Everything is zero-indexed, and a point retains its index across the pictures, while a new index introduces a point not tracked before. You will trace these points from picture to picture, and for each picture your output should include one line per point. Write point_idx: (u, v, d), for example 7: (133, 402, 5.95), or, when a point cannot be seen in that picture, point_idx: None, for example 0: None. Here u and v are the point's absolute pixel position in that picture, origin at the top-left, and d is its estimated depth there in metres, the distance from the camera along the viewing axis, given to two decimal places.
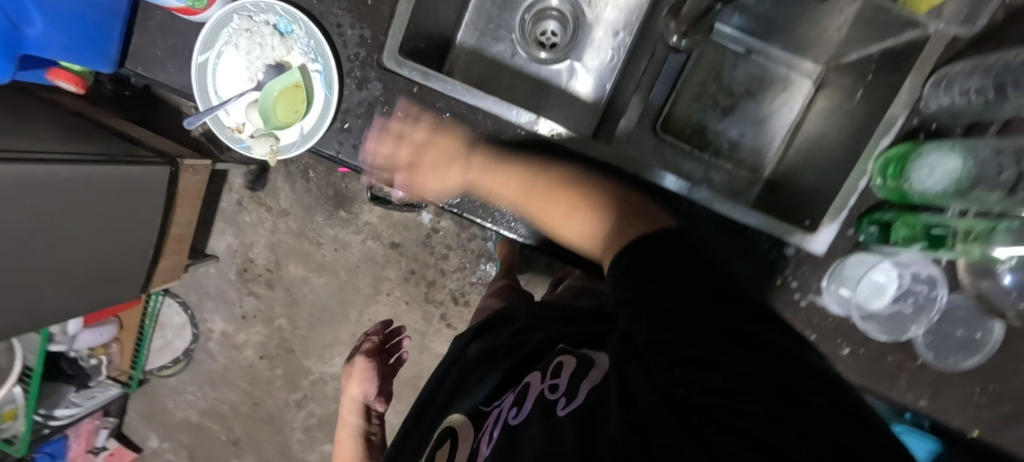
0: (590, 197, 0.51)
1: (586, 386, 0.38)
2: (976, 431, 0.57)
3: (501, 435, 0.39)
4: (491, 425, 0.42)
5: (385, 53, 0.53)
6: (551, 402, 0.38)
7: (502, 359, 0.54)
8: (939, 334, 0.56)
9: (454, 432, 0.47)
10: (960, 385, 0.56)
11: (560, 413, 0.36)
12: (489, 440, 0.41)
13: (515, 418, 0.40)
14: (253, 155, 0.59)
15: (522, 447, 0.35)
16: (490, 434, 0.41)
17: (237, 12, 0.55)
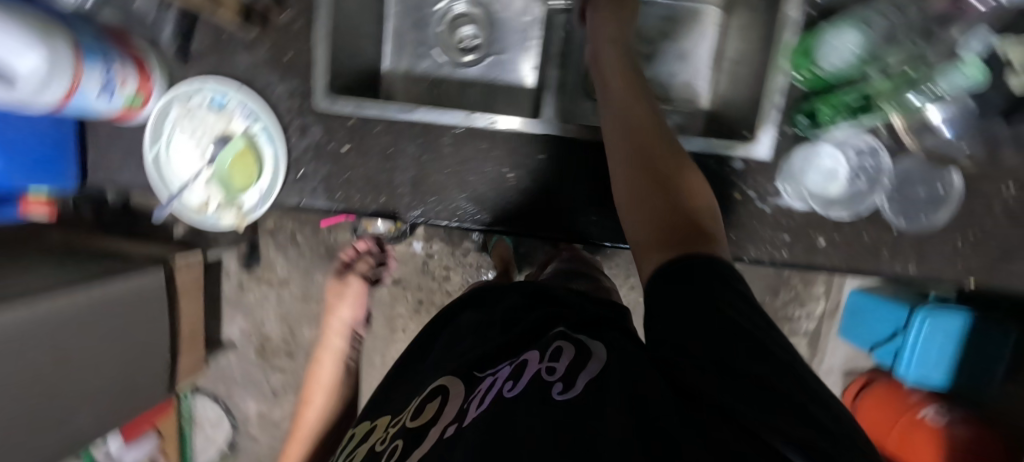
0: (677, 193, 0.41)
1: (584, 377, 0.39)
2: (971, 278, 0.59)
3: (491, 400, 0.42)
4: (485, 388, 0.46)
5: (317, 97, 0.59)
6: (549, 384, 0.40)
7: (495, 337, 0.57)
8: (908, 198, 0.57)
9: (446, 390, 0.51)
10: (939, 241, 0.58)
11: (556, 397, 0.38)
12: (482, 402, 0.44)
13: (510, 390, 0.42)
14: (223, 226, 0.61)
15: (517, 405, 0.39)
16: (485, 396, 0.44)
17: (174, 101, 0.59)
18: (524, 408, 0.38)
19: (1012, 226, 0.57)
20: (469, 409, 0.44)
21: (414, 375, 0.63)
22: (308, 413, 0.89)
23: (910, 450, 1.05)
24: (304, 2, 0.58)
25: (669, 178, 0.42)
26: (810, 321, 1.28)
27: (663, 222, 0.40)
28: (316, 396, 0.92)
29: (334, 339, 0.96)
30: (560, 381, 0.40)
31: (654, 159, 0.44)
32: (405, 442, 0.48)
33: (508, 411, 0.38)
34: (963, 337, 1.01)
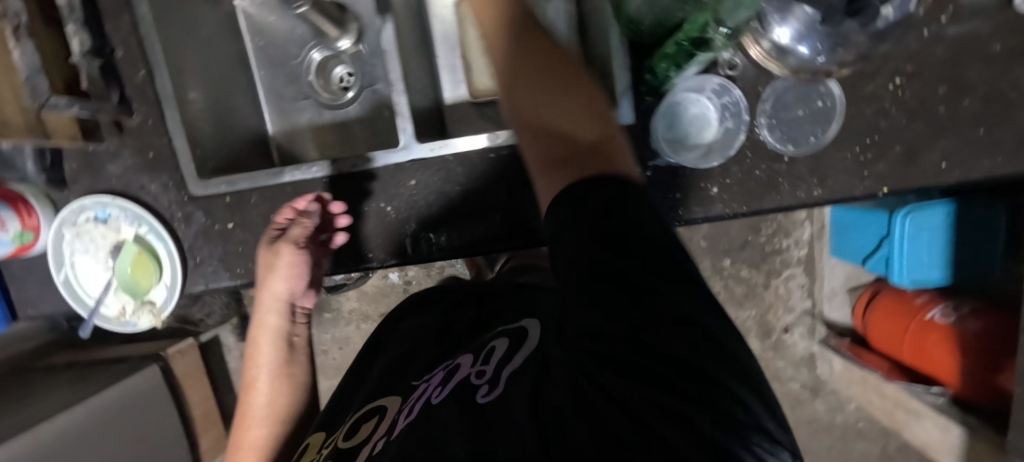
0: (572, 109, 0.37)
1: (508, 372, 0.39)
2: (884, 186, 0.55)
3: (420, 408, 0.42)
4: (415, 396, 0.46)
5: (192, 185, 0.60)
6: (476, 386, 0.41)
7: (432, 350, 0.57)
8: (790, 122, 0.54)
9: (385, 409, 0.49)
10: (836, 156, 0.55)
11: (478, 400, 0.37)
12: (413, 409, 0.43)
13: (436, 397, 0.42)
14: (144, 326, 0.64)
15: (443, 411, 0.39)
16: (416, 403, 0.44)
17: (63, 226, 0.61)
18: (448, 411, 0.38)
19: (908, 122, 0.54)
20: (403, 415, 0.43)
21: (349, 393, 0.60)
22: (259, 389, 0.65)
23: (928, 360, 0.92)
24: (150, 100, 0.60)
25: (564, 98, 0.38)
26: (802, 247, 1.17)
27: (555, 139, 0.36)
28: (264, 377, 0.64)
29: (282, 281, 0.58)
30: (487, 383, 0.40)
31: (541, 83, 0.39)
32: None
33: (431, 419, 0.38)
34: (950, 227, 0.88)
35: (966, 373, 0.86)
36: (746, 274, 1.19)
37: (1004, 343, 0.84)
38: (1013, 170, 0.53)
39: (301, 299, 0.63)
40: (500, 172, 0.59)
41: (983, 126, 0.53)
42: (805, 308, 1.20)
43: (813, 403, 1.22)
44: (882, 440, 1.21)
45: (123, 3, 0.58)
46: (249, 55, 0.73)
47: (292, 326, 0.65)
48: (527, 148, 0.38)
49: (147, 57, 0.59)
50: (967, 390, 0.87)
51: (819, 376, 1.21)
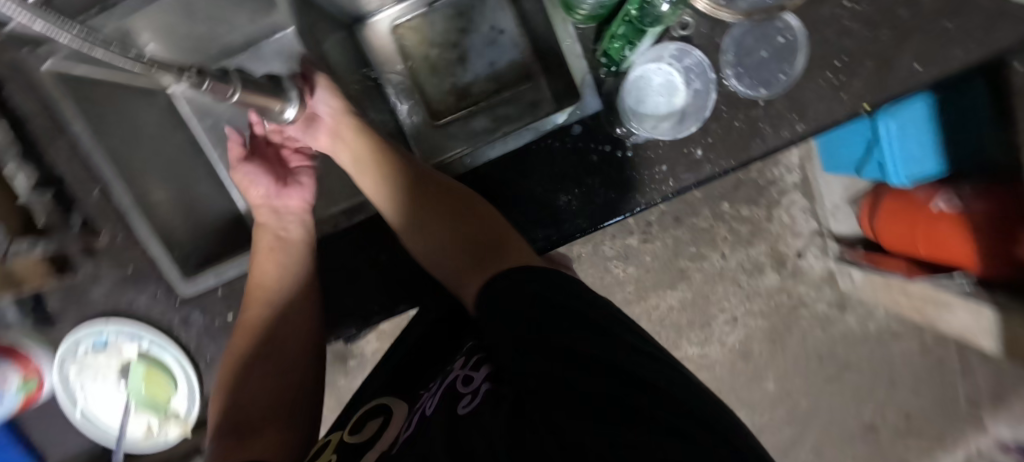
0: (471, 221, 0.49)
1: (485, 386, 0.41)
2: (865, 104, 0.54)
3: (418, 421, 0.42)
4: (418, 406, 0.45)
5: (177, 285, 0.57)
6: (460, 400, 0.41)
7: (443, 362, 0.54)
8: (756, 66, 0.54)
9: (388, 409, 0.49)
10: (810, 86, 0.54)
11: (461, 412, 0.39)
12: (412, 420, 0.43)
13: (427, 408, 0.43)
14: (175, 437, 0.62)
15: (432, 422, 0.40)
16: (416, 412, 0.44)
17: (64, 363, 0.59)
18: (432, 425, 0.39)
19: (871, 35, 0.53)
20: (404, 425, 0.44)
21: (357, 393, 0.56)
22: (260, 289, 0.57)
23: (943, 249, 0.92)
24: (112, 214, 0.57)
25: (461, 213, 0.50)
26: (793, 172, 1.16)
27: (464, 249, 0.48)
28: (266, 276, 0.58)
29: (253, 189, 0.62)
30: (470, 393, 0.42)
31: (435, 207, 0.51)
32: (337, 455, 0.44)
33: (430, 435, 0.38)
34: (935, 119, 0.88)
35: (981, 253, 0.86)
36: (747, 213, 1.17)
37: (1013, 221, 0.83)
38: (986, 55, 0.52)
39: (285, 195, 0.62)
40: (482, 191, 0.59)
41: (948, 18, 0.52)
42: (812, 229, 1.19)
43: (843, 319, 1.22)
44: (918, 335, 1.22)
45: (56, 125, 0.55)
46: (200, 137, 0.71)
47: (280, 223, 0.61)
48: (439, 262, 0.49)
49: (95, 173, 0.56)
50: (988, 271, 0.87)
51: (842, 290, 1.20)
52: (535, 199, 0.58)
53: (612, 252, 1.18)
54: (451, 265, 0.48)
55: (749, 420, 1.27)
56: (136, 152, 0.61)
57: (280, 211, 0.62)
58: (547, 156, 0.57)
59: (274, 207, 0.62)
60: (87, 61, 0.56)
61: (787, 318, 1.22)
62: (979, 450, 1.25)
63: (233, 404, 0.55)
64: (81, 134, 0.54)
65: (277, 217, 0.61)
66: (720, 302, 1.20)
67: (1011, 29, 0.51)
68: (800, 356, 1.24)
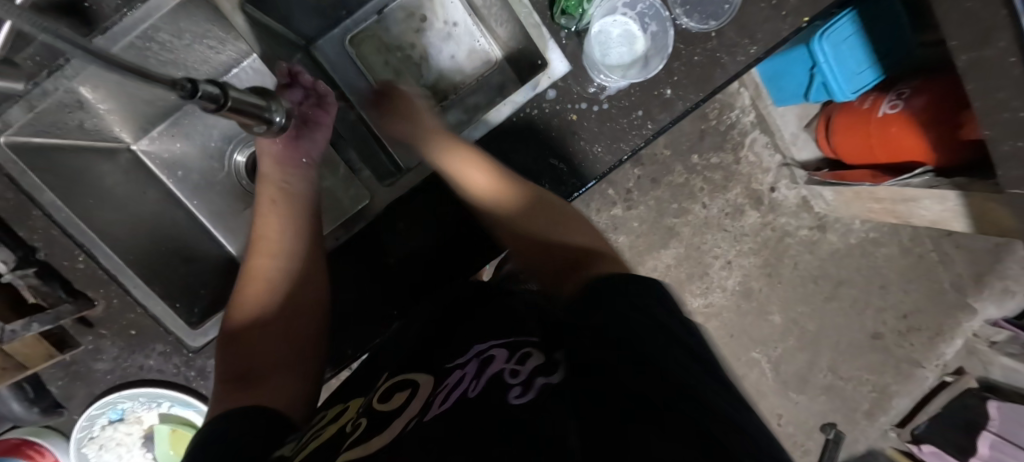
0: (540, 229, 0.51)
1: (543, 380, 0.35)
2: (804, 16, 0.57)
3: (456, 399, 0.36)
4: (450, 385, 0.38)
5: (187, 338, 0.55)
6: (508, 387, 0.35)
7: (458, 329, 0.49)
8: (699, 2, 0.58)
9: (415, 383, 0.42)
10: (753, 10, 0.57)
11: (513, 401, 0.33)
12: (447, 399, 0.36)
13: (470, 392, 0.36)
14: None
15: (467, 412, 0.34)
16: (448, 394, 0.37)
17: (84, 445, 0.57)
18: (467, 414, 0.33)
19: None
20: (434, 403, 0.37)
21: (366, 365, 0.53)
22: (270, 237, 0.59)
23: (897, 149, 0.97)
24: (101, 280, 0.54)
25: (544, 220, 0.51)
26: (748, 112, 1.22)
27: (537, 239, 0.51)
28: (274, 224, 0.59)
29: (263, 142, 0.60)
30: (520, 384, 0.35)
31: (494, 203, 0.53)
32: (368, 419, 0.39)
33: (475, 419, 0.33)
34: (862, 32, 0.93)
35: (933, 143, 0.92)
36: (716, 160, 1.22)
37: (952, 112, 0.89)
38: None
39: (295, 153, 0.60)
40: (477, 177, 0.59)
41: None
42: (778, 162, 1.24)
43: (826, 239, 1.28)
44: (895, 237, 1.28)
45: (26, 200, 0.53)
46: (175, 191, 0.69)
47: (286, 174, 0.61)
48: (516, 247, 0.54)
49: (76, 240, 0.53)
50: (942, 158, 0.93)
51: (818, 213, 1.27)
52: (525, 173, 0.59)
53: (600, 226, 1.20)
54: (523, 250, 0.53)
55: (766, 356, 1.31)
56: (110, 215, 0.58)
57: (287, 160, 0.60)
58: (525, 128, 0.59)
59: (277, 157, 0.60)
60: (40, 131, 0.54)
61: (776, 250, 1.27)
62: (973, 331, 1.32)
63: (241, 359, 0.52)
64: (54, 204, 0.52)
65: (285, 165, 0.60)
66: (712, 250, 1.24)
67: None
68: (796, 283, 1.29)
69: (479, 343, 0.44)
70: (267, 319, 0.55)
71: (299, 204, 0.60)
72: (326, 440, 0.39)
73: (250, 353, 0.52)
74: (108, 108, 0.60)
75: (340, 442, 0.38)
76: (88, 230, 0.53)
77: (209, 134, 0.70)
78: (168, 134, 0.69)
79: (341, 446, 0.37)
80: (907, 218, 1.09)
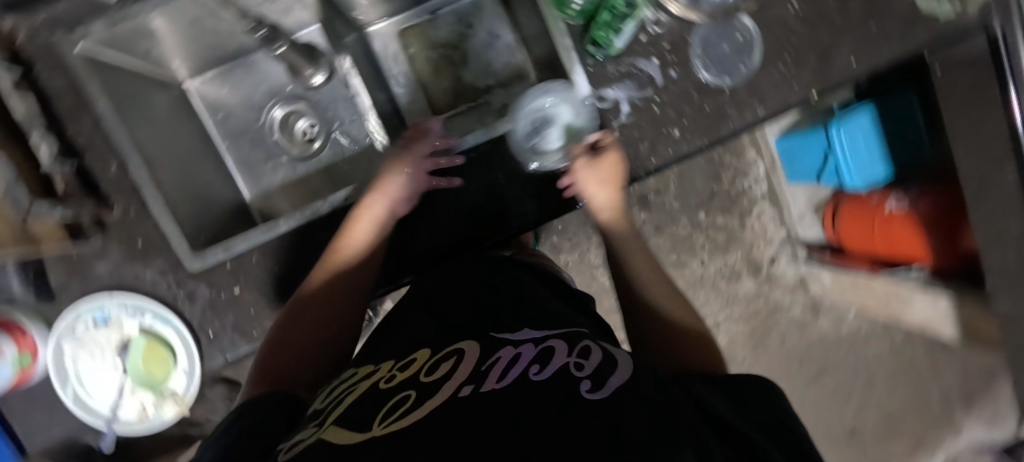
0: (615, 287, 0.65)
1: (615, 381, 0.33)
2: (813, 91, 0.62)
3: (515, 379, 0.34)
4: (503, 363, 0.37)
5: (185, 260, 0.58)
6: (578, 377, 0.33)
7: (472, 307, 0.48)
8: (720, 57, 0.61)
9: (462, 352, 0.40)
10: (767, 76, 0.62)
11: (585, 393, 0.31)
12: (504, 376, 0.35)
13: (536, 375, 0.34)
14: (168, 419, 0.63)
15: (549, 403, 0.30)
16: (504, 372, 0.36)
17: (63, 339, 0.60)
18: (542, 398, 0.31)
19: (814, 32, 0.61)
20: (488, 376, 0.35)
21: (389, 331, 0.50)
22: (340, 264, 0.58)
23: (896, 245, 0.99)
24: (125, 188, 0.59)
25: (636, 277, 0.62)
26: (761, 183, 1.25)
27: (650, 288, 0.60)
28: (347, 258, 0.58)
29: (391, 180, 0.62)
30: (589, 377, 0.33)
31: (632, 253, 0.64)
32: (416, 392, 0.35)
33: (538, 392, 0.32)
34: (880, 127, 0.93)
35: (933, 246, 0.94)
36: (722, 222, 1.25)
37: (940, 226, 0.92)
38: (908, 52, 0.61)
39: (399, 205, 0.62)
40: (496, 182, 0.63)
41: (873, 21, 0.61)
42: (782, 236, 1.27)
43: (818, 322, 1.28)
44: (888, 337, 1.28)
45: (80, 105, 0.58)
46: (210, 131, 0.75)
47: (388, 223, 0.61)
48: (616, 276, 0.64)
49: (115, 149, 0.58)
50: (943, 262, 0.95)
51: (814, 295, 1.27)
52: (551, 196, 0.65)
53: (599, 260, 1.22)
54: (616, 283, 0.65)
55: None
56: (152, 136, 0.64)
57: (392, 214, 0.62)
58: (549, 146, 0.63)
59: (390, 209, 0.61)
60: (114, 47, 0.60)
61: (765, 322, 1.28)
62: (956, 451, 1.28)
63: (281, 357, 0.52)
64: (105, 113, 0.57)
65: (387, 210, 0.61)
66: (703, 308, 1.25)
67: (923, 30, 0.61)
68: (781, 360, 1.28)
69: (530, 329, 0.43)
70: (305, 349, 0.54)
71: (378, 259, 0.60)
72: (359, 398, 0.37)
73: (290, 358, 0.52)
74: (173, 44, 0.66)
75: (382, 404, 0.35)
76: (127, 142, 0.58)
77: (256, 88, 0.76)
78: (218, 80, 0.75)
79: (380, 413, 0.34)
80: (898, 316, 1.09)
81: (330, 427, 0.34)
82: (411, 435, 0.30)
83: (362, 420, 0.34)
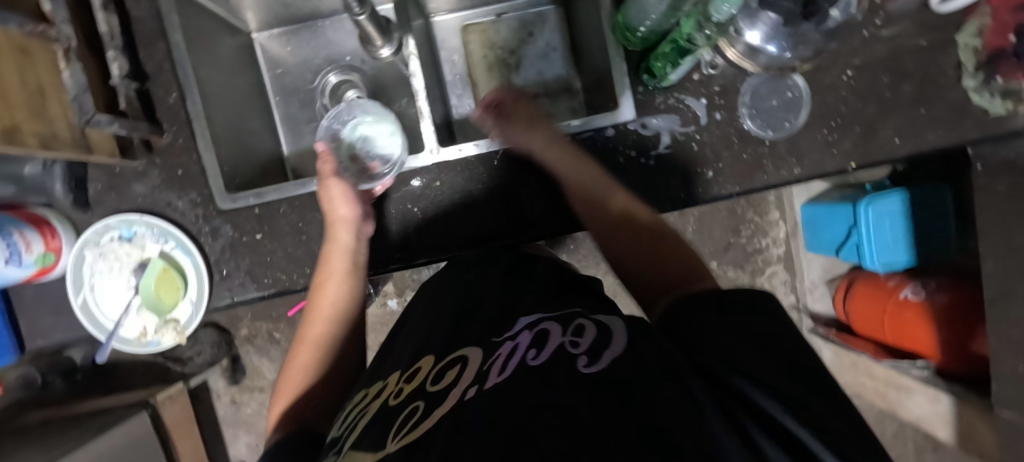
0: (622, 255, 0.56)
1: (611, 354, 0.33)
2: (852, 161, 0.63)
3: (515, 369, 0.35)
4: (504, 356, 0.38)
5: (218, 196, 0.61)
6: (574, 356, 0.34)
7: (479, 309, 0.48)
8: (769, 110, 0.63)
9: (464, 357, 0.41)
10: (809, 137, 0.63)
11: (583, 370, 0.32)
12: (505, 367, 0.36)
13: (534, 360, 0.35)
14: (166, 345, 0.65)
15: (545, 391, 0.31)
16: (504, 364, 0.37)
17: (86, 247, 0.61)
18: (542, 384, 0.32)
19: (862, 105, 0.62)
20: (490, 373, 0.36)
21: (405, 340, 0.52)
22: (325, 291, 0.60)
23: (905, 337, 0.97)
24: (179, 119, 0.62)
25: (640, 233, 0.56)
26: (780, 245, 1.24)
27: (650, 250, 0.54)
28: (330, 287, 0.60)
29: (342, 205, 0.59)
30: (586, 354, 0.34)
31: (631, 220, 0.57)
32: (424, 405, 0.37)
33: (536, 381, 0.33)
34: (908, 212, 0.93)
35: (941, 346, 0.92)
36: (733, 275, 1.25)
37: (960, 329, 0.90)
38: (951, 142, 0.62)
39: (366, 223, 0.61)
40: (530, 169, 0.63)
41: (922, 106, 0.62)
42: (791, 303, 1.26)
43: None
44: (880, 427, 1.25)
45: (157, 33, 0.61)
46: (265, 84, 0.78)
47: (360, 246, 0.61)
48: (615, 246, 0.57)
49: (179, 79, 0.61)
50: (951, 364, 0.93)
51: None
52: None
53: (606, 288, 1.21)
54: (629, 248, 0.56)
55: None
56: (214, 75, 0.66)
57: (362, 236, 0.61)
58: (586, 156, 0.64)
59: (357, 231, 0.60)
60: None
61: None
62: None
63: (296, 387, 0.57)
64: (177, 44, 0.60)
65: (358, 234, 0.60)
66: None
67: (972, 124, 0.62)
68: None
69: (525, 317, 0.44)
70: (317, 369, 0.58)
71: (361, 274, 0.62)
72: (372, 419, 0.39)
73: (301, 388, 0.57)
74: None
75: (394, 418, 0.37)
76: (192, 75, 0.61)
77: (316, 52, 0.79)
78: (283, 38, 0.78)
79: (393, 428, 0.36)
80: (895, 408, 1.07)
81: (348, 454, 0.36)
82: (422, 451, 0.31)
83: (378, 439, 0.35)
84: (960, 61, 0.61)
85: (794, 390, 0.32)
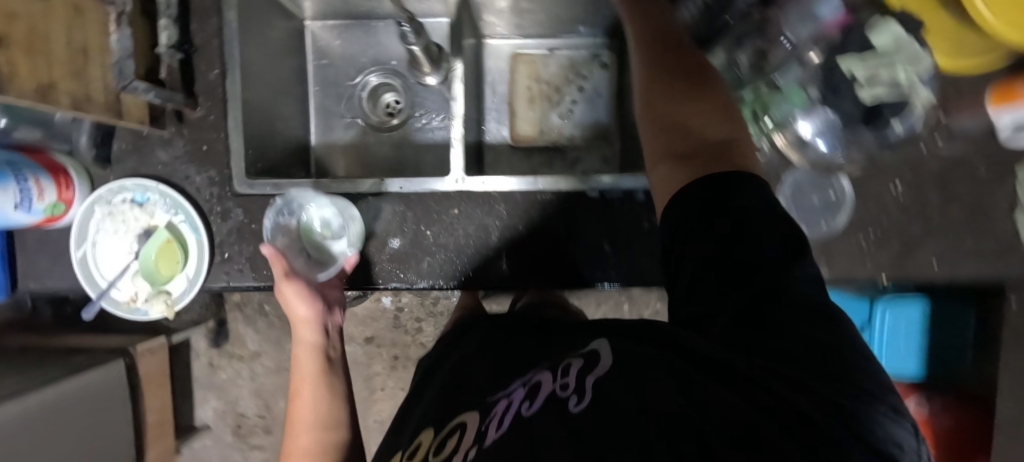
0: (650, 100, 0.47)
1: (593, 379, 0.33)
2: (883, 273, 0.60)
3: (510, 424, 0.34)
4: (498, 414, 0.36)
5: (236, 180, 0.60)
6: (564, 399, 0.33)
7: (482, 362, 0.47)
8: (807, 206, 0.60)
9: (464, 425, 0.39)
10: (843, 241, 0.61)
11: (573, 410, 0.31)
12: (502, 423, 0.34)
13: (526, 410, 0.34)
14: (154, 316, 0.64)
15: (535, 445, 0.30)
16: (500, 419, 0.35)
17: (96, 203, 0.61)
18: (535, 437, 0.31)
19: (905, 220, 0.60)
20: (488, 430, 0.35)
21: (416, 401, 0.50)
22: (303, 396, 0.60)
23: None
24: (214, 95, 0.61)
25: (683, 92, 0.45)
26: None
27: (688, 103, 0.45)
28: (306, 391, 0.60)
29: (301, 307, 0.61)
30: (574, 393, 0.33)
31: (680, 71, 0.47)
32: None
33: (526, 438, 0.31)
34: (926, 326, 0.89)
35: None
36: None
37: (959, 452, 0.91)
38: (991, 275, 0.59)
39: (332, 315, 0.64)
40: (548, 212, 0.61)
41: (967, 233, 0.59)
42: None
43: None
44: None
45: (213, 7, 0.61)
46: (307, 72, 0.78)
47: (330, 341, 0.64)
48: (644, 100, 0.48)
49: (224, 57, 0.61)
50: None
51: None
52: (620, 265, 0.61)
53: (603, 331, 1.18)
54: (659, 99, 0.46)
55: None
56: (260, 55, 0.66)
57: (328, 328, 0.63)
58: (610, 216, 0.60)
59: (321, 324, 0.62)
60: None
61: None
62: None
63: None
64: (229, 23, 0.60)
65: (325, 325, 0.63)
66: None
67: (1015, 262, 0.59)
68: None
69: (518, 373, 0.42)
70: None
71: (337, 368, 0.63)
72: None
73: None
74: None
75: None
76: (237, 56, 0.60)
77: (364, 50, 0.78)
78: (335, 30, 0.78)
79: None
80: None
81: None
82: None
83: None
84: (1016, 197, 0.58)
85: (782, 349, 0.29)
